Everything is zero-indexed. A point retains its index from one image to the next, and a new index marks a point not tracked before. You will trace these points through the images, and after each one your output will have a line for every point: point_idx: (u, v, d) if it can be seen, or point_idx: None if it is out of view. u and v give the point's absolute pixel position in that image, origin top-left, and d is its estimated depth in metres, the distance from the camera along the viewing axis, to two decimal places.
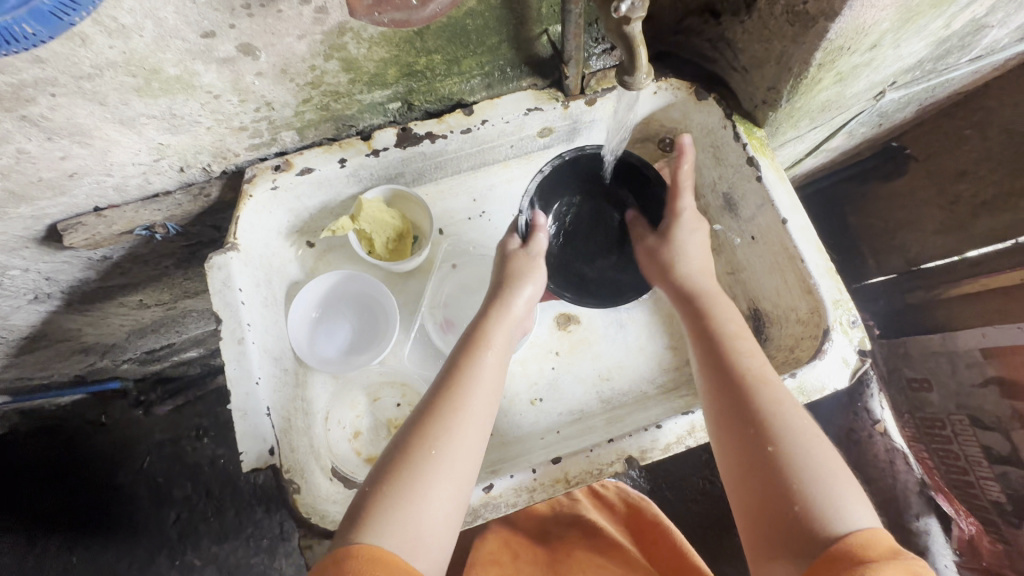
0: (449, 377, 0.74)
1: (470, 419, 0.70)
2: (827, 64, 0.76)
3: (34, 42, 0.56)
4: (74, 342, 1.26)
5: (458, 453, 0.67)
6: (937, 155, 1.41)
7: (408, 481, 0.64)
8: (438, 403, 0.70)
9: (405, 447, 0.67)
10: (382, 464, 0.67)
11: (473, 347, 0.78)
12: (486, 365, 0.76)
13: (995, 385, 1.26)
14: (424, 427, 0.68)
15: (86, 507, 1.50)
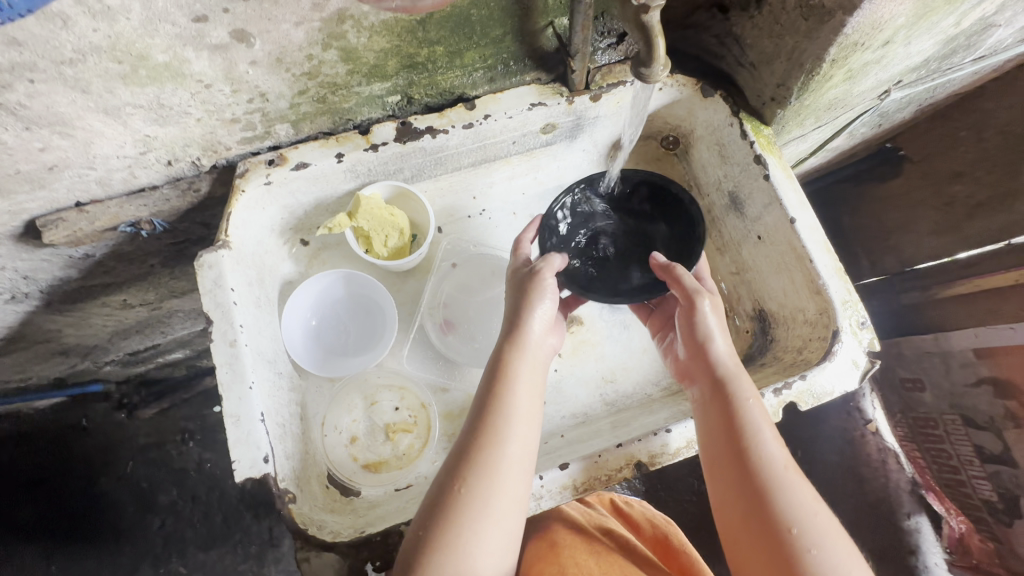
0: (480, 423, 0.67)
1: (508, 474, 0.65)
2: (841, 60, 0.75)
3: (15, 15, 0.52)
4: (53, 344, 1.20)
5: (500, 510, 0.64)
6: (933, 156, 1.39)
7: (456, 548, 0.61)
8: (475, 455, 0.65)
9: (445, 509, 0.63)
10: (425, 524, 0.63)
11: (499, 385, 0.70)
12: (515, 409, 0.68)
13: (987, 386, 1.26)
14: (462, 488, 0.64)
15: (65, 515, 1.45)
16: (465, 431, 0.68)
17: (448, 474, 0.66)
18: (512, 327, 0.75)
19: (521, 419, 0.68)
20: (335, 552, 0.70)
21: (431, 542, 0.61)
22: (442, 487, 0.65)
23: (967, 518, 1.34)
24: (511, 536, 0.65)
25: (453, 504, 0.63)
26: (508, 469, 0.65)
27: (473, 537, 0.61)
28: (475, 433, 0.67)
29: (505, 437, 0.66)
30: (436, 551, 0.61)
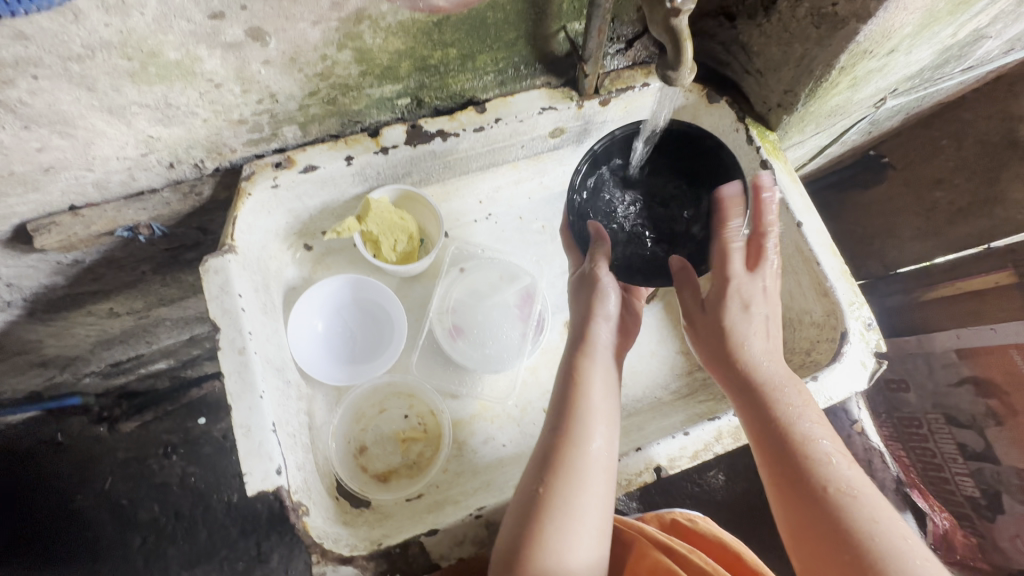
0: (562, 423, 0.70)
1: (594, 473, 0.67)
2: (849, 67, 0.77)
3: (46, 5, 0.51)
4: (34, 354, 1.15)
5: (588, 509, 0.65)
6: (915, 164, 1.42)
7: (549, 545, 0.62)
8: (560, 454, 0.67)
9: (535, 507, 0.65)
10: (517, 523, 0.65)
11: (574, 387, 0.73)
12: (594, 410, 0.71)
13: (969, 385, 1.30)
14: (550, 487, 0.65)
15: (43, 534, 1.38)
16: (547, 433, 0.71)
17: (534, 472, 0.68)
18: (581, 331, 0.78)
19: (600, 420, 0.70)
20: (352, 566, 0.67)
21: (525, 537, 0.63)
22: (530, 486, 0.67)
23: (950, 516, 1.36)
24: (601, 536, 0.65)
25: (542, 501, 0.65)
26: (593, 467, 0.67)
27: (565, 535, 0.63)
28: (557, 432, 0.69)
29: (587, 438, 0.68)
30: (532, 545, 0.62)
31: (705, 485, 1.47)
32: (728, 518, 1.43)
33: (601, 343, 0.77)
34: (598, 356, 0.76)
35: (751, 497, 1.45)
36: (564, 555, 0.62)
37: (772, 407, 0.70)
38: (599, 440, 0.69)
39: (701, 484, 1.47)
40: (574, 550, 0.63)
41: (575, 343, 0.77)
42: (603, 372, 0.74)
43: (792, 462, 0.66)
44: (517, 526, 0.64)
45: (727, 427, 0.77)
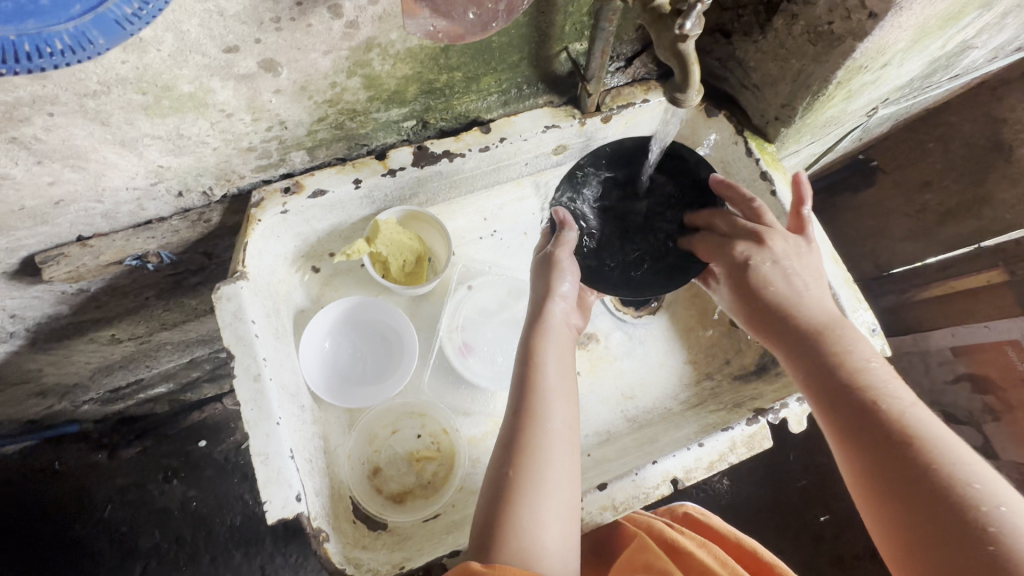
0: (523, 403, 0.69)
1: (555, 452, 0.66)
2: (844, 82, 0.80)
3: (94, 53, 0.50)
4: (34, 384, 1.13)
5: (554, 486, 0.64)
6: (904, 168, 1.45)
7: (518, 522, 0.61)
8: (522, 434, 0.66)
9: (502, 489, 0.64)
10: (487, 507, 0.64)
11: (532, 366, 0.72)
12: (551, 389, 0.70)
13: (966, 382, 1.34)
14: (516, 470, 0.64)
15: (44, 565, 1.36)
16: (509, 416, 0.69)
17: (499, 458, 0.67)
18: (536, 311, 0.78)
19: (558, 398, 0.70)
20: None
21: (496, 520, 0.62)
22: (498, 469, 0.66)
23: None
24: (568, 514, 0.64)
25: (510, 482, 0.64)
26: (553, 445, 0.66)
27: (529, 511, 0.62)
28: (519, 413, 0.68)
29: (546, 416, 0.68)
30: (501, 528, 0.61)
31: (709, 490, 1.48)
32: (734, 521, 1.44)
33: (556, 322, 0.77)
34: (554, 336, 0.76)
35: (756, 500, 1.47)
36: (527, 530, 0.61)
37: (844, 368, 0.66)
38: (560, 416, 0.69)
39: (707, 490, 1.47)
40: (537, 524, 0.62)
41: (531, 325, 0.77)
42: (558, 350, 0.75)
43: (867, 418, 0.62)
44: (488, 512, 0.63)
45: (739, 437, 0.78)
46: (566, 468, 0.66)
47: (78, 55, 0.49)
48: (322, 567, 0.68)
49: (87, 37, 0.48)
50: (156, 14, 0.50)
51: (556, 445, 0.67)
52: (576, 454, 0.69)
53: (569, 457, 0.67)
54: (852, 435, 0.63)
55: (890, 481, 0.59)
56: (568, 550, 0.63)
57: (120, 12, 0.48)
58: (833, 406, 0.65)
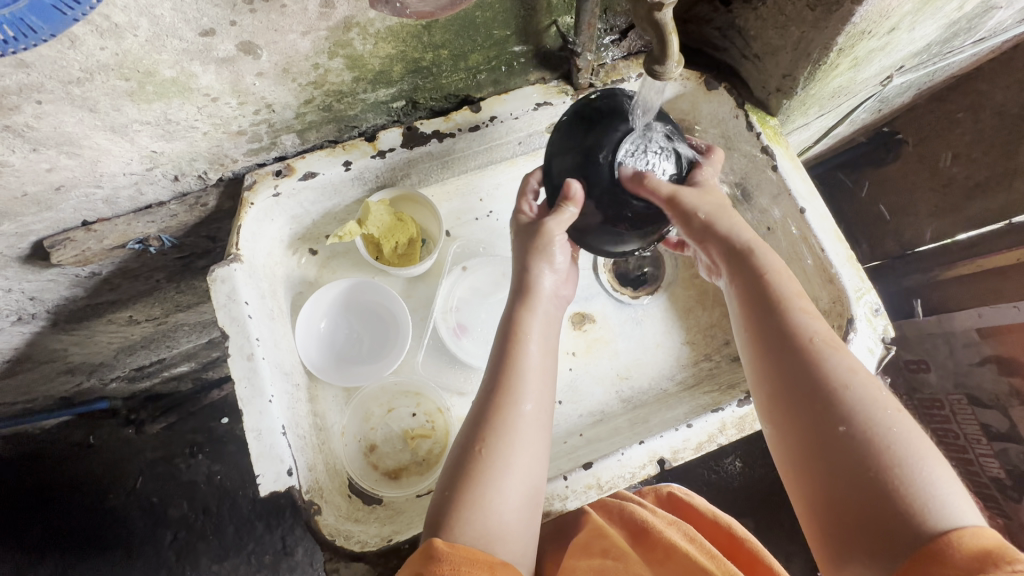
0: (494, 381, 0.68)
1: (524, 434, 0.66)
2: (848, 49, 0.75)
3: (35, 41, 0.51)
4: (59, 363, 1.19)
5: (523, 470, 0.65)
6: (929, 140, 1.38)
7: (481, 503, 0.62)
8: (493, 413, 0.66)
9: (467, 470, 0.64)
10: (448, 479, 0.65)
11: (512, 345, 0.70)
12: (529, 368, 0.69)
13: (992, 364, 1.24)
14: (484, 445, 0.65)
15: (75, 533, 1.42)
16: (481, 394, 0.69)
17: (468, 435, 0.66)
18: (523, 283, 0.75)
19: (535, 379, 0.69)
20: (363, 562, 0.72)
21: (458, 497, 0.62)
22: (466, 445, 0.66)
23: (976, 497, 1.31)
24: (531, 498, 0.65)
25: (475, 464, 0.64)
26: (525, 427, 0.66)
27: (493, 492, 0.62)
28: (493, 391, 0.68)
29: (518, 399, 0.67)
30: (463, 505, 0.62)
31: (720, 471, 1.47)
32: (746, 503, 1.44)
33: (544, 295, 0.75)
34: (539, 309, 0.74)
35: (769, 482, 1.45)
36: (490, 509, 0.62)
37: (786, 312, 0.66)
38: (536, 395, 0.68)
39: (717, 471, 1.47)
40: (500, 507, 0.62)
41: (516, 295, 0.75)
42: (541, 325, 0.73)
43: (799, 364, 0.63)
44: (448, 487, 0.64)
45: (730, 419, 0.77)
46: (534, 451, 0.66)
47: (16, 43, 0.50)
48: (313, 538, 0.72)
49: (13, 30, 0.49)
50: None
51: (523, 431, 0.66)
52: (545, 436, 0.68)
53: (539, 442, 0.67)
54: (785, 383, 0.63)
55: (830, 460, 0.57)
56: (527, 521, 0.65)
57: None
58: (765, 352, 0.66)
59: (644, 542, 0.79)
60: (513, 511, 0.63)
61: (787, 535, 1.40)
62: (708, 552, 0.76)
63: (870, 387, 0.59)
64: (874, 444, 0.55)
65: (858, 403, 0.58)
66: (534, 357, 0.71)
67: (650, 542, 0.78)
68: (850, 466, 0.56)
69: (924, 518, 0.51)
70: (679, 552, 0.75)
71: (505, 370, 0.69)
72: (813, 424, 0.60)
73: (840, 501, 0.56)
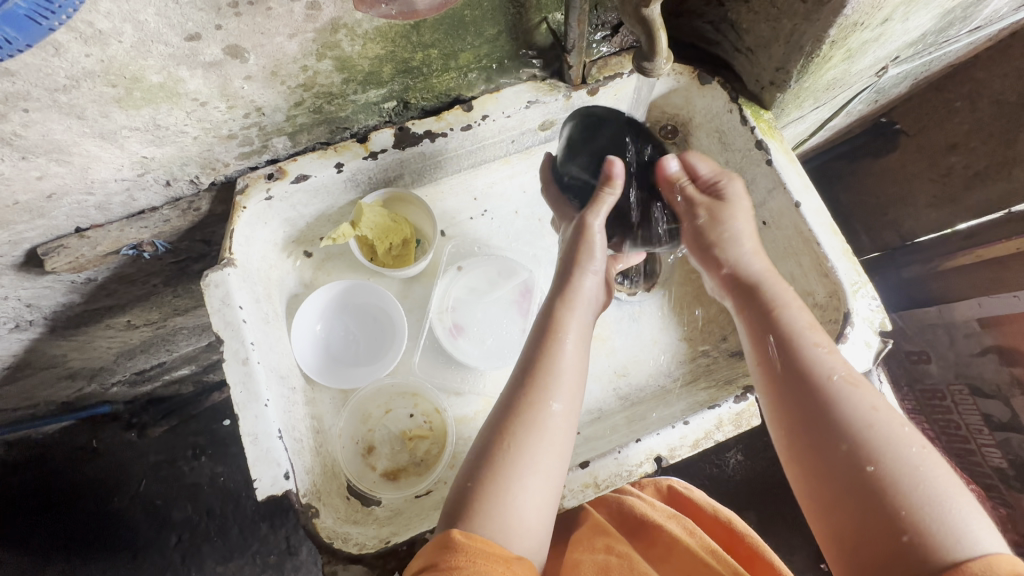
0: (528, 378, 0.69)
1: (552, 432, 0.66)
2: (841, 41, 0.75)
3: (12, 50, 0.52)
4: (59, 369, 1.19)
5: (545, 469, 0.64)
6: (927, 130, 1.37)
7: (508, 496, 0.62)
8: (521, 409, 0.66)
9: (495, 461, 0.64)
10: (473, 465, 0.65)
11: (549, 341, 0.71)
12: (566, 367, 0.70)
13: (993, 354, 1.24)
14: (511, 437, 0.65)
15: (80, 537, 1.43)
16: (514, 383, 0.70)
17: (495, 424, 0.67)
18: (563, 284, 0.77)
19: (567, 380, 0.69)
20: (362, 564, 0.71)
21: (480, 485, 0.63)
22: (493, 435, 0.66)
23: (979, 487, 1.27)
24: (551, 501, 0.65)
25: (502, 456, 0.64)
26: (553, 427, 0.66)
27: (518, 492, 0.62)
28: (523, 387, 0.68)
29: (549, 395, 0.67)
30: (485, 499, 0.61)
31: (722, 465, 1.47)
32: (749, 496, 1.44)
33: (586, 296, 0.76)
34: (580, 313, 0.75)
35: (770, 476, 1.45)
36: (513, 507, 0.61)
37: (800, 345, 0.68)
38: (568, 396, 0.69)
39: (719, 465, 1.47)
40: (523, 502, 0.62)
41: (557, 296, 0.76)
42: (580, 328, 0.74)
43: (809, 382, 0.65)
44: (470, 478, 0.64)
45: (726, 415, 0.77)
46: (562, 451, 0.66)
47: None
48: (312, 541, 0.72)
49: None
50: (73, 9, 0.52)
51: (552, 432, 0.66)
52: (572, 441, 0.68)
53: (567, 443, 0.67)
54: (806, 416, 0.64)
55: (859, 491, 0.58)
56: (546, 521, 0.64)
57: (29, 8, 0.49)
58: (783, 386, 0.67)
59: (644, 537, 0.79)
60: (537, 507, 0.63)
61: (790, 527, 1.40)
62: (708, 546, 0.77)
63: (895, 422, 0.61)
64: (895, 484, 0.56)
65: (885, 438, 0.60)
66: (574, 357, 0.71)
67: (650, 537, 0.79)
68: (873, 498, 0.57)
69: (952, 547, 0.52)
70: (682, 548, 0.76)
71: (543, 373, 0.69)
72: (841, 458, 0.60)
73: (867, 534, 0.56)
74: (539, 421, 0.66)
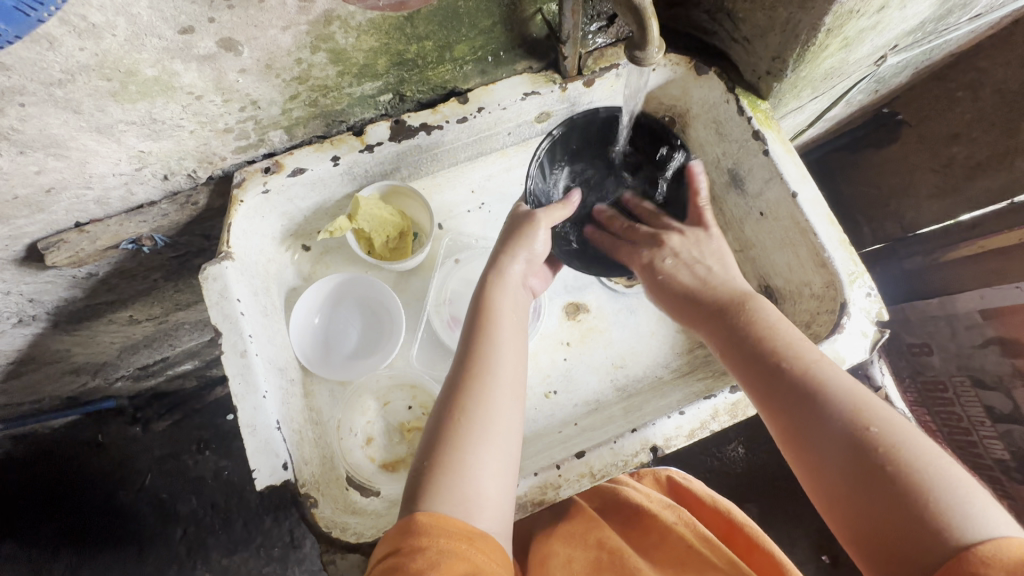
0: (466, 358, 0.70)
1: (498, 404, 0.66)
2: (836, 29, 0.74)
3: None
4: (63, 364, 1.20)
5: (498, 441, 0.65)
6: (929, 120, 1.36)
7: (461, 474, 0.61)
8: (464, 387, 0.67)
9: (443, 443, 0.63)
10: (425, 452, 0.65)
11: (484, 320, 0.74)
12: (500, 343, 0.72)
13: (995, 346, 1.20)
14: (456, 418, 0.65)
15: (86, 530, 1.44)
16: (457, 368, 0.71)
17: (441, 409, 0.67)
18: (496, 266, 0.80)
19: (505, 355, 0.71)
20: (359, 553, 0.72)
21: (431, 469, 0.62)
22: (441, 420, 0.66)
23: (979, 479, 1.27)
24: (508, 472, 0.65)
25: (450, 437, 0.64)
26: (499, 398, 0.67)
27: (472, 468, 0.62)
28: (463, 368, 0.69)
29: (489, 371, 0.68)
30: (440, 477, 0.61)
31: (723, 458, 1.47)
32: (750, 488, 1.44)
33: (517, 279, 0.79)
34: (511, 289, 0.78)
35: (771, 468, 1.45)
36: (468, 479, 0.61)
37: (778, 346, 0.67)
38: (506, 369, 0.70)
39: (720, 458, 1.47)
40: (479, 478, 0.62)
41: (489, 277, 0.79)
42: (512, 304, 0.77)
43: (781, 373, 0.64)
44: (423, 459, 0.64)
45: (722, 405, 0.77)
46: (511, 421, 0.67)
47: None
48: (311, 530, 0.72)
49: None
50: (61, 2, 0.52)
51: (499, 403, 0.67)
52: (523, 410, 0.69)
53: (516, 413, 0.68)
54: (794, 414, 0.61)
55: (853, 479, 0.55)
56: (504, 493, 0.63)
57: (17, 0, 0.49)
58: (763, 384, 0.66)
59: (638, 528, 0.80)
60: (491, 481, 0.62)
61: (791, 519, 1.40)
62: (702, 537, 0.77)
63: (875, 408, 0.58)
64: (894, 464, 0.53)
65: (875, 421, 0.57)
66: (508, 331, 0.73)
67: (643, 525, 0.80)
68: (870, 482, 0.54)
69: (958, 524, 0.48)
70: (676, 537, 0.77)
71: (478, 351, 0.70)
72: (837, 449, 0.57)
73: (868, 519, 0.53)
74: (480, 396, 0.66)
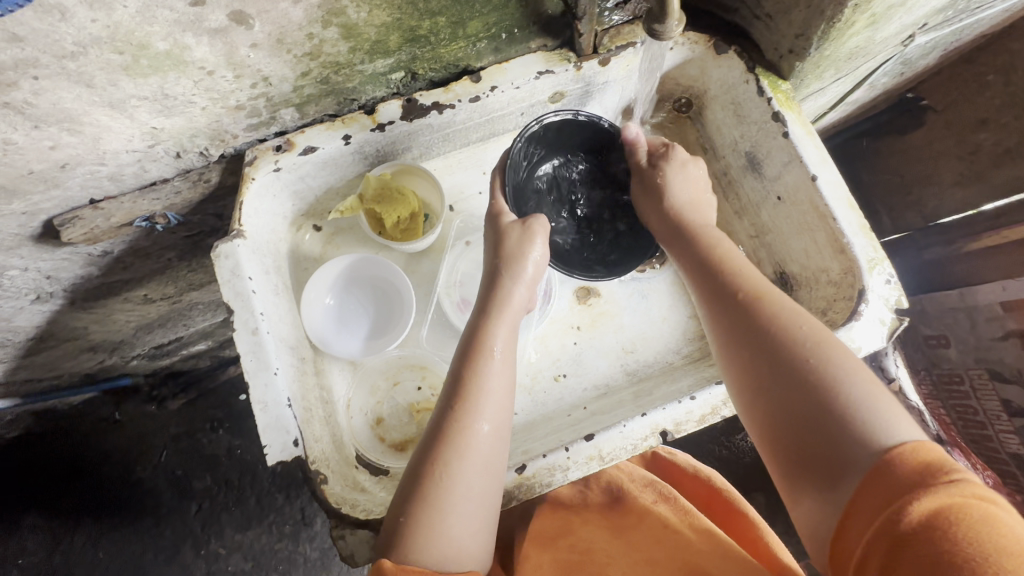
0: (452, 402, 0.68)
1: (480, 453, 0.65)
2: (864, 5, 0.71)
3: None
4: (81, 341, 1.22)
5: (474, 493, 0.64)
6: (956, 105, 1.32)
7: (435, 530, 0.60)
8: (446, 433, 0.66)
9: (420, 496, 0.63)
10: (401, 497, 0.64)
11: (475, 359, 0.71)
12: (490, 390, 0.69)
13: (1016, 339, 1.16)
14: (436, 467, 0.64)
15: (104, 503, 1.48)
16: (440, 410, 0.69)
17: (421, 455, 0.66)
18: (491, 294, 0.76)
19: (494, 401, 0.69)
20: (369, 529, 0.72)
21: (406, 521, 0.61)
22: (419, 468, 0.65)
23: (993, 474, 1.23)
24: (484, 524, 0.64)
25: (427, 488, 0.63)
26: (480, 449, 0.66)
27: (442, 508, 0.62)
28: (450, 414, 0.67)
29: (475, 418, 0.66)
30: (414, 533, 0.60)
31: (732, 447, 1.46)
32: (759, 477, 1.43)
33: (514, 310, 0.76)
34: (506, 323, 0.74)
35: None
36: (442, 534, 0.61)
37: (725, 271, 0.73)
38: (492, 417, 0.68)
39: (729, 447, 1.46)
40: (456, 533, 0.61)
41: (483, 309, 0.75)
42: (507, 342, 0.73)
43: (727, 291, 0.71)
44: (400, 507, 0.63)
45: None
46: (491, 470, 0.66)
47: None
48: (321, 507, 0.73)
49: None
50: None
51: (480, 457, 0.65)
52: (505, 461, 0.68)
53: (497, 463, 0.67)
54: (734, 330, 0.68)
55: (781, 387, 0.61)
56: (478, 542, 0.63)
57: None
58: (715, 305, 0.72)
59: (618, 506, 0.82)
60: (465, 529, 0.62)
61: None
62: (681, 510, 0.79)
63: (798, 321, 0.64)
64: (820, 374, 0.59)
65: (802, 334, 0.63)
66: (501, 374, 0.71)
67: (624, 502, 0.83)
68: (793, 385, 0.60)
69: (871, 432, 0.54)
70: (652, 513, 0.79)
71: (466, 400, 0.68)
72: (766, 357, 0.64)
73: (791, 418, 0.59)
74: (464, 448, 0.65)
